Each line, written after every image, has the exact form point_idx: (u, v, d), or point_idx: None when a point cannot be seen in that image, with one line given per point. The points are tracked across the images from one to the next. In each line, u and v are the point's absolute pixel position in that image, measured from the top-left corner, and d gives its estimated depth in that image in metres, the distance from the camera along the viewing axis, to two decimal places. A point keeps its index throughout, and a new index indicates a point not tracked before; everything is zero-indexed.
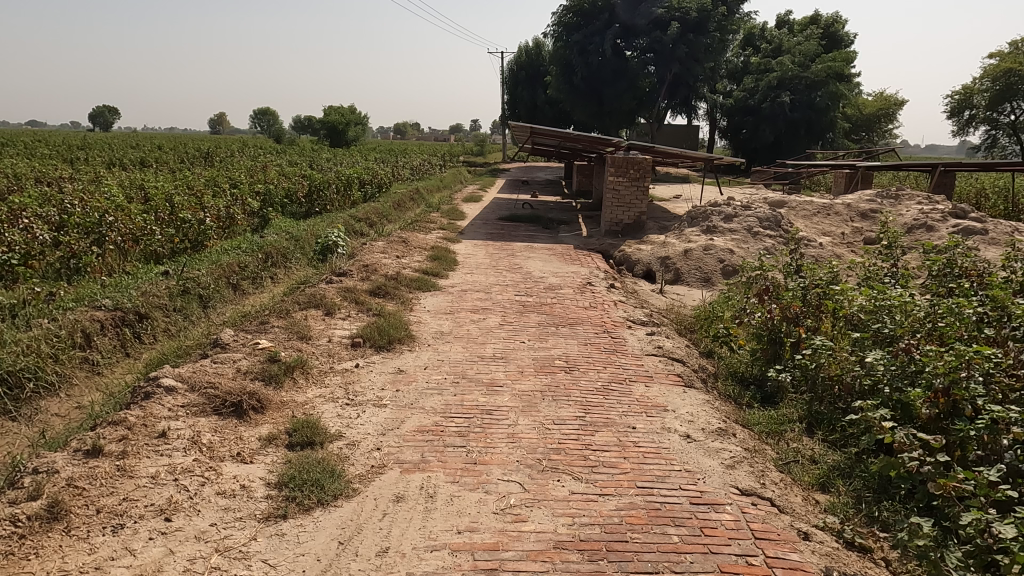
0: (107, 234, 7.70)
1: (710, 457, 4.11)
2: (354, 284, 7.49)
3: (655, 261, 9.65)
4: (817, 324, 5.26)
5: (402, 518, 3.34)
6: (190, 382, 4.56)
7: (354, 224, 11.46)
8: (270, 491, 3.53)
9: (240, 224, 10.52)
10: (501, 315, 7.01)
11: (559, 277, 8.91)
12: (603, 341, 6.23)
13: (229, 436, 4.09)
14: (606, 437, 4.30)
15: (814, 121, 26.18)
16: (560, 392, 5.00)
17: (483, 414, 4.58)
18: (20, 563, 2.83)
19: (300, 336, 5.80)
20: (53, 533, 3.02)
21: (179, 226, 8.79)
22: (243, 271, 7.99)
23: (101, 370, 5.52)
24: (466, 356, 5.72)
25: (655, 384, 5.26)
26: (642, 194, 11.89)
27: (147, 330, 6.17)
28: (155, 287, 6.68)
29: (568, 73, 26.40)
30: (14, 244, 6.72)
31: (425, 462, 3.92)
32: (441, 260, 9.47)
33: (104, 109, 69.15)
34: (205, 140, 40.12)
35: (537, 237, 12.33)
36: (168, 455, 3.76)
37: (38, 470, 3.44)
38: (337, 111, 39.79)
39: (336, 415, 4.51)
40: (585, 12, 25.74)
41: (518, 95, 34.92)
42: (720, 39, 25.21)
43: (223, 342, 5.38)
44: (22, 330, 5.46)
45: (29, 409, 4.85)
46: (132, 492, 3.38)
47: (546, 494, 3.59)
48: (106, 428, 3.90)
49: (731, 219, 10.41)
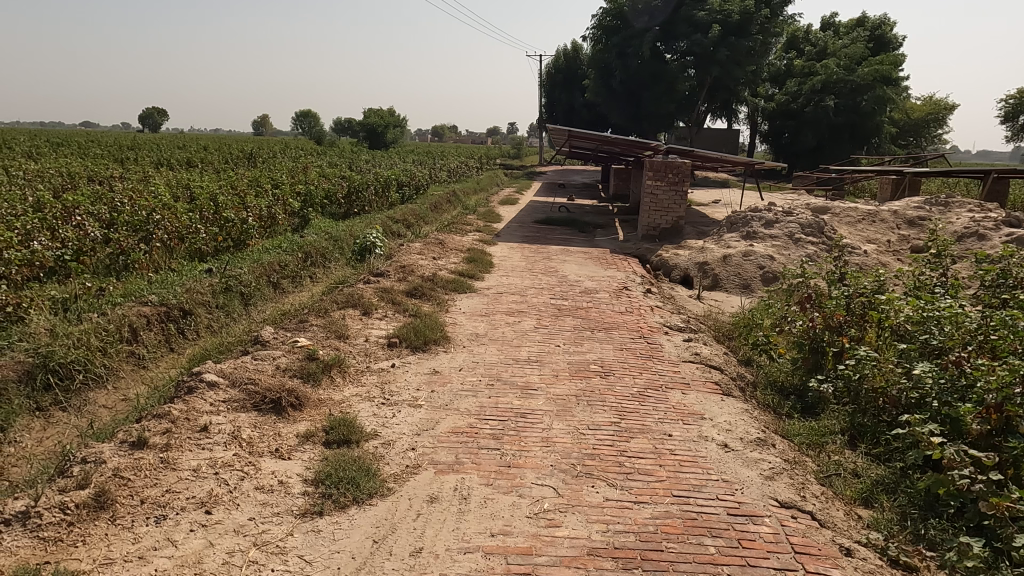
0: (154, 232, 7.92)
1: (748, 467, 4.03)
2: (391, 285, 7.57)
3: (692, 266, 9.53)
4: (861, 334, 5.12)
5: (436, 519, 3.35)
6: (232, 378, 4.66)
7: (391, 225, 11.60)
8: (306, 488, 3.58)
9: (281, 224, 10.72)
10: (537, 318, 7.00)
11: (594, 281, 8.85)
12: (639, 347, 6.17)
13: (268, 431, 4.17)
14: (642, 444, 4.25)
15: (857, 126, 25.59)
16: (594, 397, 4.97)
17: (517, 416, 4.58)
18: (68, 549, 2.92)
19: (338, 335, 5.89)
20: (100, 521, 3.12)
21: (223, 225, 9.03)
22: (284, 270, 8.15)
23: (147, 364, 5.69)
24: (501, 358, 5.73)
25: (692, 391, 5.18)
26: (680, 198, 11.74)
27: (191, 325, 6.35)
28: (199, 284, 6.86)
29: (607, 77, 26.51)
30: (67, 240, 6.98)
31: (459, 464, 3.92)
32: (477, 262, 9.51)
33: (154, 113, 71.48)
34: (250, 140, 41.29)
35: (573, 240, 12.29)
36: (210, 449, 3.85)
37: (86, 460, 3.53)
38: (377, 112, 40.69)
39: (372, 413, 4.55)
40: (625, 14, 25.56)
41: (555, 98, 35.07)
42: (763, 42, 24.61)
43: (264, 339, 5.48)
44: (73, 323, 5.65)
45: (79, 400, 5.03)
46: (175, 484, 3.47)
47: (580, 499, 3.56)
48: (152, 420, 4.00)
49: (772, 225, 10.23)
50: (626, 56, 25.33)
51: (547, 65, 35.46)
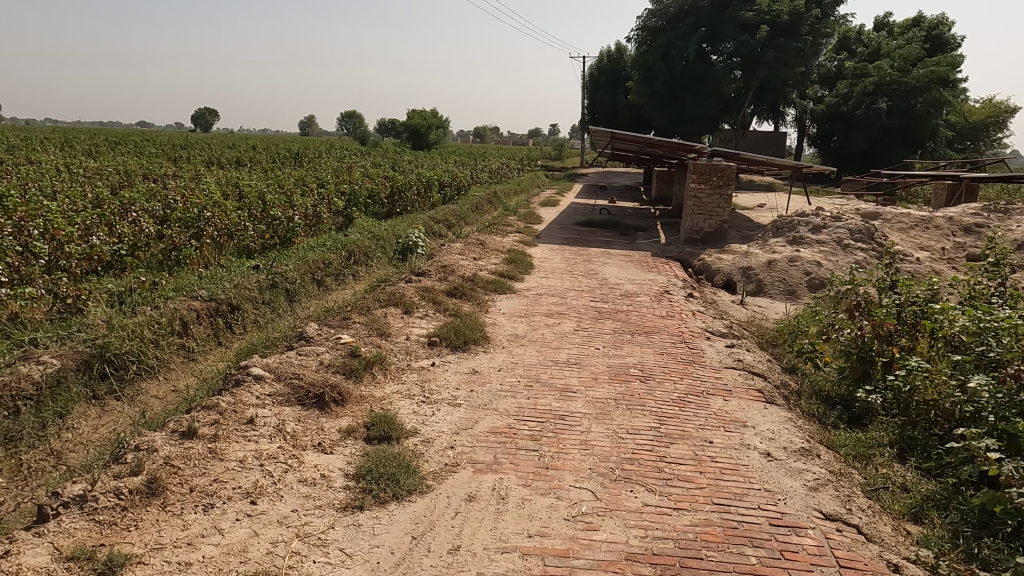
0: (205, 229, 8.15)
1: (791, 477, 3.94)
2: (433, 285, 7.64)
3: (736, 271, 9.37)
4: (912, 344, 4.95)
5: (474, 518, 3.37)
6: (277, 372, 4.77)
7: (433, 224, 11.73)
8: (347, 482, 3.64)
9: (326, 222, 10.92)
10: (576, 321, 6.97)
11: (635, 285, 8.78)
12: (680, 352, 6.09)
13: (311, 425, 4.26)
14: (682, 450, 4.19)
15: (911, 130, 24.79)
16: (634, 401, 4.92)
17: (556, 419, 4.57)
18: (122, 533, 3.03)
19: (379, 333, 5.98)
20: (151, 507, 3.24)
21: (270, 223, 9.26)
22: (327, 268, 8.30)
23: (196, 357, 5.87)
24: (540, 360, 5.73)
25: (734, 398, 5.10)
26: (725, 202, 11.56)
27: (238, 320, 6.53)
28: (247, 280, 7.04)
29: (651, 78, 26.29)
30: (123, 235, 7.23)
31: (498, 464, 3.94)
32: (517, 263, 9.53)
33: (206, 113, 73.64)
34: (296, 140, 42.15)
35: (614, 243, 12.21)
36: (255, 441, 3.95)
37: (139, 447, 3.66)
38: (421, 114, 40.91)
39: (412, 411, 4.61)
40: (672, 15, 25.38)
41: (598, 99, 34.90)
42: (812, 43, 23.94)
43: (308, 335, 5.60)
44: (128, 315, 5.86)
45: (132, 389, 5.21)
46: (222, 474, 3.57)
47: (618, 504, 3.54)
48: (201, 411, 4.13)
49: (819, 230, 9.99)
50: (670, 58, 25.05)
51: (591, 67, 35.31)
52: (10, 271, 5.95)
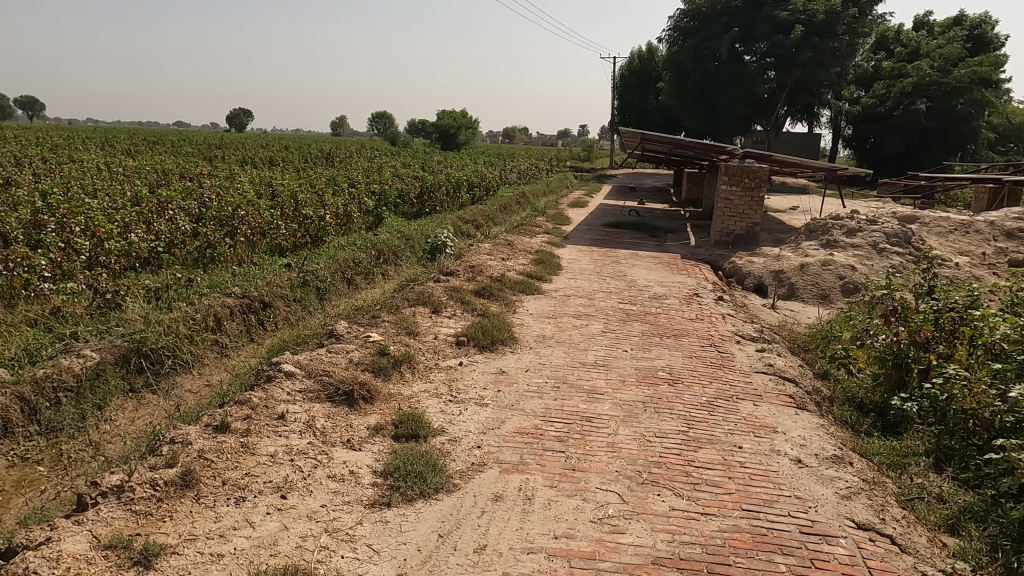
0: (239, 227, 8.32)
1: (823, 485, 3.87)
2: (461, 285, 7.68)
3: (767, 275, 9.24)
4: (950, 351, 4.81)
5: (501, 518, 3.38)
6: (308, 369, 4.84)
7: (461, 225, 11.79)
8: (375, 479, 3.68)
9: (357, 222, 11.04)
10: (604, 323, 6.94)
11: (664, 287, 8.71)
12: (709, 355, 6.03)
13: (341, 422, 4.31)
14: (711, 454, 4.15)
15: (952, 132, 24.16)
16: (662, 405, 4.88)
17: (583, 420, 4.56)
18: (157, 523, 3.11)
19: (408, 331, 6.03)
20: (186, 499, 3.31)
21: (302, 222, 9.39)
22: (357, 266, 8.40)
23: (229, 353, 5.98)
24: (567, 361, 5.72)
25: (765, 403, 5.03)
26: (757, 204, 11.40)
27: (270, 317, 6.64)
28: (279, 278, 7.15)
29: (682, 78, 26.05)
30: (161, 233, 7.40)
31: (525, 465, 3.94)
32: (546, 264, 9.51)
33: (241, 113, 74.98)
34: (328, 140, 42.65)
35: (643, 245, 12.13)
36: (286, 437, 4.01)
37: (174, 440, 3.75)
38: (450, 115, 40.86)
39: (439, 410, 4.63)
40: (704, 16, 25.10)
41: (628, 100, 34.70)
42: (849, 43, 23.40)
43: (338, 333, 5.67)
44: (164, 311, 6.00)
45: (167, 383, 5.34)
46: (254, 468, 3.63)
47: (646, 507, 3.52)
48: (234, 406, 4.22)
49: (854, 234, 9.79)
50: (702, 58, 24.78)
51: (621, 68, 35.13)
52: (53, 267, 6.16)
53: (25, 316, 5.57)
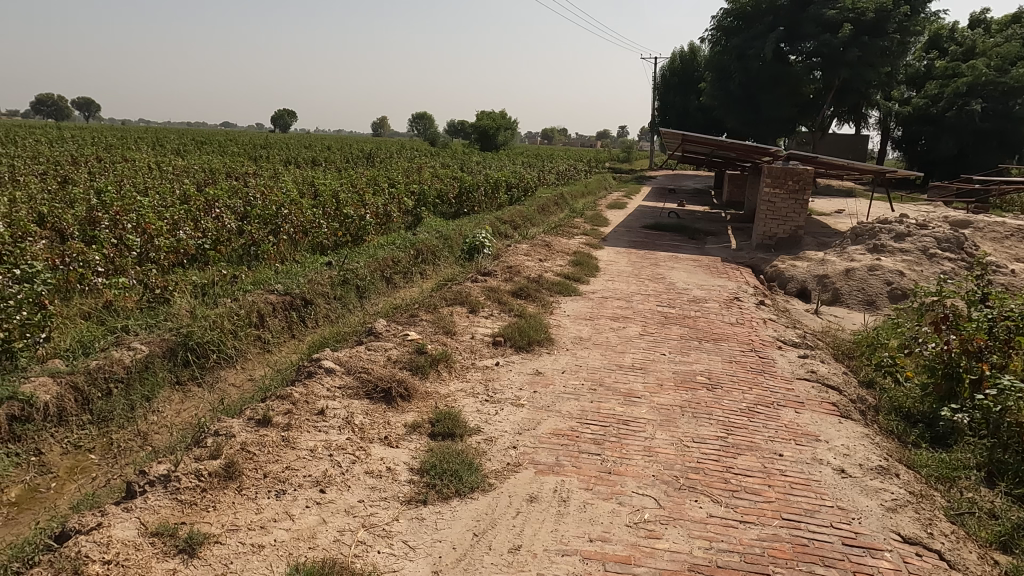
0: (282, 226, 8.50)
1: (867, 496, 3.76)
2: (498, 285, 7.71)
3: (811, 279, 9.04)
4: (1005, 362, 4.63)
5: (536, 519, 3.38)
6: (347, 366, 4.92)
7: (499, 225, 11.82)
8: (412, 476, 3.71)
9: (396, 221, 11.16)
10: (642, 325, 6.87)
11: (703, 290, 8.59)
12: (750, 360, 5.92)
13: (379, 419, 4.36)
14: (750, 461, 4.07)
15: (1009, 133, 23.27)
16: (700, 410, 4.81)
17: (620, 423, 4.52)
18: (201, 513, 3.20)
19: (445, 331, 6.07)
20: (228, 490, 3.40)
21: (343, 221, 9.53)
22: (396, 265, 8.49)
23: (271, 348, 6.11)
24: (604, 364, 5.68)
25: (807, 411, 4.91)
26: (801, 207, 11.15)
27: (311, 314, 6.76)
28: (320, 276, 7.28)
29: (725, 79, 25.64)
30: (207, 230, 7.60)
31: (560, 466, 3.93)
32: (583, 266, 9.47)
33: (285, 113, 76.54)
34: (369, 141, 43.24)
35: (683, 247, 11.98)
36: (325, 432, 4.08)
37: (218, 433, 3.85)
38: (490, 115, 41.02)
39: (476, 409, 4.66)
40: (749, 15, 24.64)
41: (669, 101, 34.31)
42: (900, 42, 22.60)
43: (377, 331, 5.74)
44: (210, 306, 6.17)
45: (211, 376, 5.48)
46: (294, 462, 3.71)
47: (682, 513, 3.47)
48: (276, 401, 4.31)
49: (903, 238, 9.50)
50: (746, 58, 24.34)
51: (662, 68, 34.77)
52: (106, 262, 6.39)
53: (79, 310, 5.80)
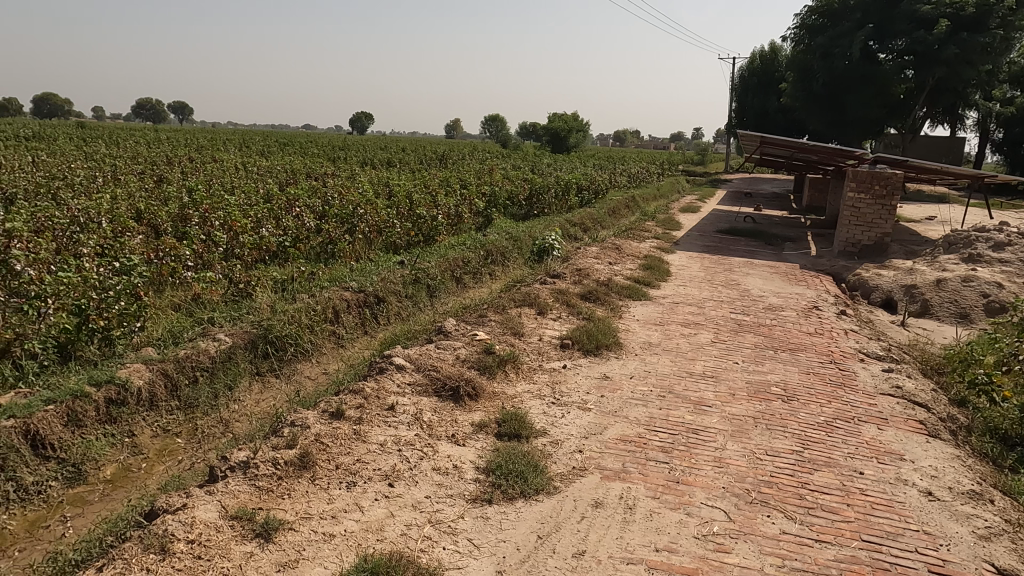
0: (358, 225, 8.76)
1: (957, 522, 3.53)
2: (567, 287, 7.68)
3: (897, 289, 8.57)
4: None
5: (601, 525, 3.34)
6: (417, 363, 5.01)
7: (569, 228, 11.79)
8: (478, 475, 3.75)
9: (467, 222, 11.29)
10: (714, 333, 6.69)
11: (780, 298, 8.29)
12: (829, 372, 5.67)
13: (446, 417, 4.43)
14: (828, 478, 3.90)
15: None
16: (774, 422, 4.64)
17: (689, 432, 4.42)
18: (277, 499, 3.33)
19: (513, 332, 6.10)
20: (303, 479, 3.53)
21: (416, 221, 9.71)
22: (466, 266, 8.59)
23: (345, 343, 6.30)
24: (674, 370, 5.56)
25: (890, 428, 4.66)
26: (888, 213, 10.59)
27: (383, 312, 6.93)
28: (392, 274, 7.45)
29: (807, 79, 24.65)
30: (288, 228, 7.93)
31: (626, 473, 3.88)
32: (653, 270, 9.31)
33: (363, 116, 78.70)
34: (442, 143, 44.07)
35: (758, 253, 11.60)
36: (395, 427, 4.17)
37: (295, 423, 4.01)
38: (562, 116, 41.30)
39: (542, 411, 4.65)
40: (835, 12, 23.58)
41: (748, 102, 33.30)
42: (1004, 38, 21.02)
43: (447, 330, 5.83)
44: (290, 301, 6.42)
45: (289, 369, 5.70)
46: (365, 455, 3.81)
47: (754, 528, 3.36)
48: (348, 395, 4.45)
49: (1002, 248, 8.87)
50: (831, 57, 23.30)
51: (741, 69, 33.81)
52: (195, 257, 6.77)
53: (171, 301, 6.16)
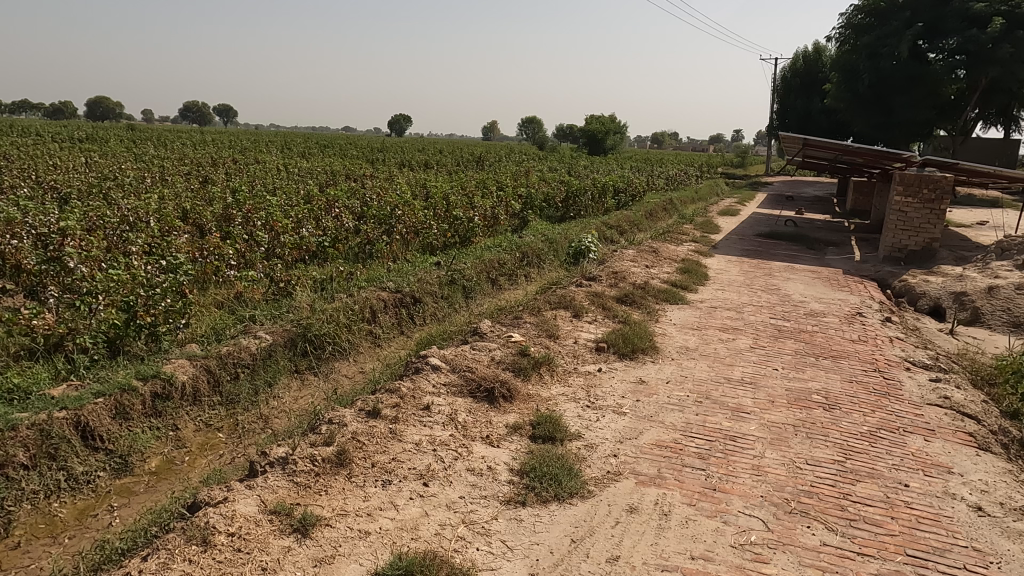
0: (395, 226, 8.85)
1: (1008, 539, 3.40)
2: (603, 290, 7.64)
3: (946, 296, 8.30)
4: None
5: (636, 530, 3.31)
6: (452, 364, 5.05)
7: (605, 230, 11.72)
8: (512, 477, 3.75)
9: (503, 224, 11.31)
10: (753, 338, 6.57)
11: (822, 304, 8.11)
12: (873, 381, 5.52)
13: (481, 418, 4.44)
14: (871, 490, 3.79)
15: None
16: (815, 430, 4.54)
17: (727, 439, 4.35)
18: (314, 495, 3.39)
19: (549, 334, 6.09)
20: (340, 476, 3.58)
21: (452, 222, 9.76)
22: (502, 268, 8.60)
23: (382, 343, 6.38)
24: (712, 376, 5.48)
25: (938, 440, 4.51)
26: (937, 218, 10.26)
27: (419, 312, 6.99)
28: (429, 275, 7.51)
29: (853, 80, 24.04)
30: (327, 229, 8.06)
31: (662, 479, 3.83)
32: (691, 274, 9.19)
33: (401, 118, 79.38)
34: (479, 145, 44.24)
35: (800, 257, 11.36)
36: (430, 427, 4.20)
37: (332, 421, 4.08)
38: (597, 120, 40.97)
39: (577, 414, 4.63)
40: (882, 11, 22.95)
41: (790, 104, 32.64)
42: None
43: (482, 331, 5.85)
44: (328, 300, 6.52)
45: (327, 367, 5.79)
46: (400, 454, 3.84)
47: (793, 539, 3.28)
48: (385, 394, 4.50)
49: None
50: (877, 57, 22.68)
51: (783, 70, 33.16)
52: (238, 256, 6.93)
53: (214, 299, 6.31)
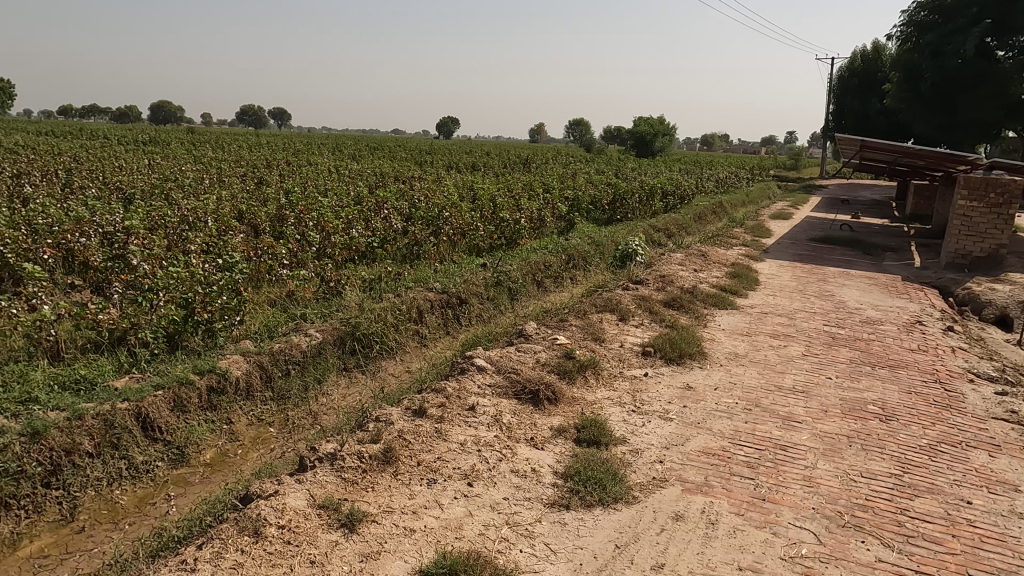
0: (442, 227, 8.94)
1: None
2: (650, 294, 7.55)
3: (1013, 305, 7.91)
4: None
5: (682, 538, 3.26)
6: (498, 365, 5.07)
7: (653, 233, 11.58)
8: (556, 480, 3.74)
9: (549, 226, 11.29)
10: (806, 345, 6.40)
11: (879, 311, 7.83)
12: (933, 393, 5.30)
13: (525, 420, 4.44)
14: (930, 506, 3.64)
15: None
16: (871, 442, 4.39)
17: (777, 448, 4.24)
18: (361, 491, 3.44)
19: (594, 337, 6.05)
20: (386, 473, 3.63)
21: (499, 224, 9.79)
22: (548, 270, 8.58)
23: (428, 343, 6.45)
24: (762, 383, 5.35)
25: (1004, 456, 4.30)
26: (1005, 223, 9.81)
27: (465, 313, 7.04)
28: (475, 276, 7.55)
29: (914, 79, 23.15)
30: (376, 230, 8.20)
31: (709, 487, 3.76)
32: (741, 278, 9.01)
33: (449, 121, 80.15)
34: (526, 147, 44.35)
35: (856, 263, 11.00)
36: (475, 428, 4.22)
37: (379, 419, 4.15)
38: (648, 120, 40.68)
39: (622, 419, 4.59)
40: (948, 8, 22.05)
41: (846, 105, 31.65)
42: None
43: (527, 333, 5.86)
44: (376, 300, 6.63)
45: (375, 366, 5.89)
46: (445, 453, 3.88)
47: (846, 553, 3.18)
48: (431, 394, 4.55)
49: None
50: (941, 56, 21.80)
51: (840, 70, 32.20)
52: (290, 255, 7.12)
53: (267, 297, 6.50)
